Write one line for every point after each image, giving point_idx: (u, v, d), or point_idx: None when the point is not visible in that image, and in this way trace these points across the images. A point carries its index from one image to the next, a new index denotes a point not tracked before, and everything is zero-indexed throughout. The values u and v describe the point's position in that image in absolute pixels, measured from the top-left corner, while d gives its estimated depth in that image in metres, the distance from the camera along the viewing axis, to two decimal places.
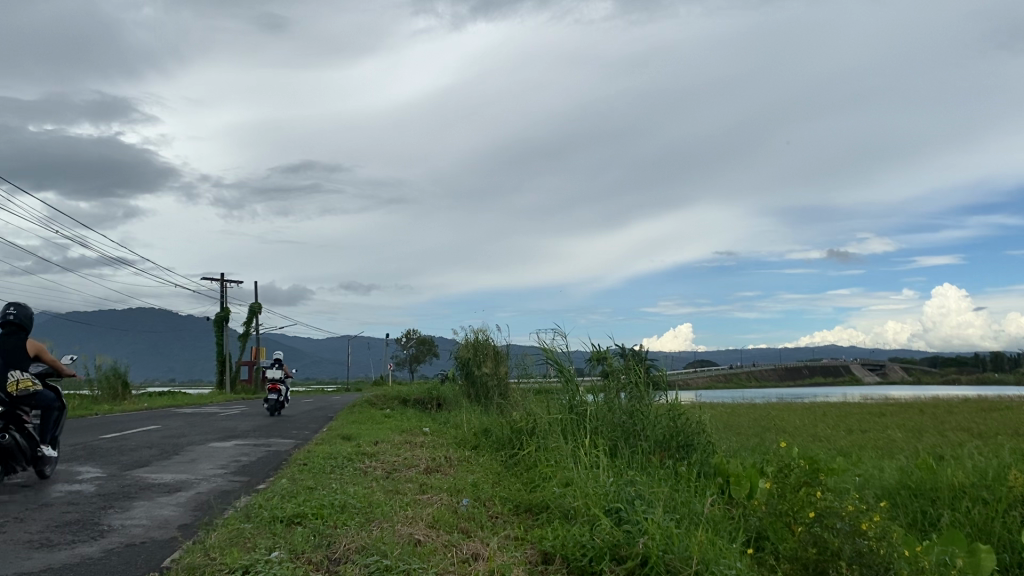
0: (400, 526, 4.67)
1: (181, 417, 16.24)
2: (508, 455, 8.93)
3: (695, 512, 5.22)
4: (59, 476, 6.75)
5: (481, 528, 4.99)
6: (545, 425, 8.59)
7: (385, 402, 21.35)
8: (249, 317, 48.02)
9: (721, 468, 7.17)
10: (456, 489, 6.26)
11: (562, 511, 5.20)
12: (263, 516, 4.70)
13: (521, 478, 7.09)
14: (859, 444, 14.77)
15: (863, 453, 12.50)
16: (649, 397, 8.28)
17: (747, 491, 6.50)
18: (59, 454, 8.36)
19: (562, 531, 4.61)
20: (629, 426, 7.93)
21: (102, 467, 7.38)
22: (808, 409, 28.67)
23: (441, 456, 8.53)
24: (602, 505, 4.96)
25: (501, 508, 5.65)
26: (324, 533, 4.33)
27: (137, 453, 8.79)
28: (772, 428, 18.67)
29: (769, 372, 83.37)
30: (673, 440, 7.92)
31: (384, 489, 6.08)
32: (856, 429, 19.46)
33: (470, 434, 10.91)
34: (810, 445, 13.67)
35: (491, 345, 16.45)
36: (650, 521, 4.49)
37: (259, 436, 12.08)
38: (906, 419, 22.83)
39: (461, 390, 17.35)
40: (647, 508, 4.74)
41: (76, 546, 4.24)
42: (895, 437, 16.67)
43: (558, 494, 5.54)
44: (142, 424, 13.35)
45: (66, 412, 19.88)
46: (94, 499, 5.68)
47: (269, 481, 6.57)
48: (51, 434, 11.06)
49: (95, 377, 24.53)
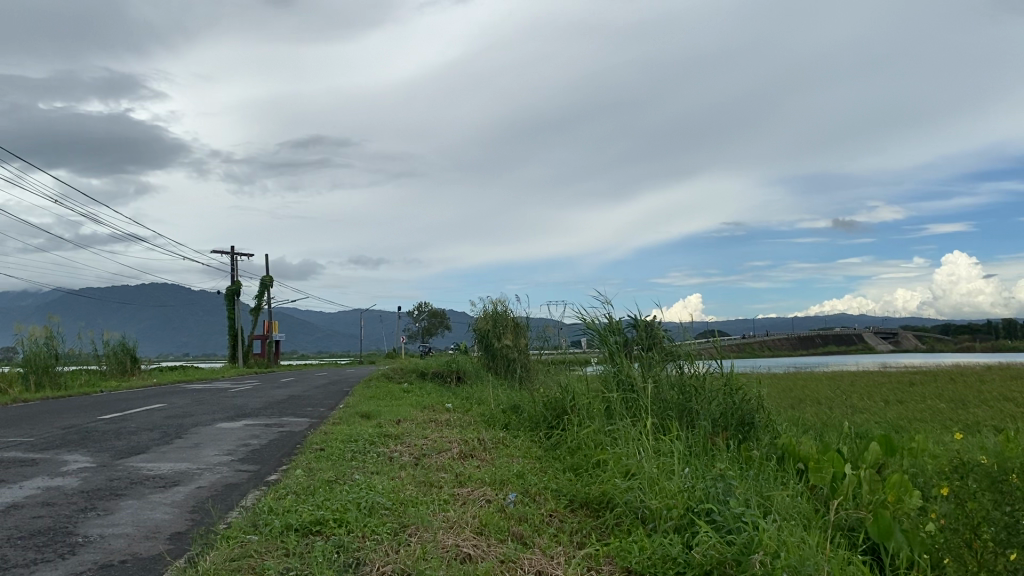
0: (443, 535, 3.77)
1: (189, 394, 15.49)
2: (545, 436, 8.05)
3: (795, 515, 4.35)
4: (39, 467, 5.87)
5: (540, 533, 4.10)
6: (586, 403, 7.67)
7: (402, 375, 20.53)
8: (260, 290, 47.20)
9: (791, 450, 6.27)
10: (499, 481, 5.34)
11: (635, 513, 4.31)
12: (273, 525, 3.79)
13: (568, 465, 6.20)
14: (910, 415, 13.87)
15: (921, 428, 11.56)
16: (702, 369, 7.36)
17: (831, 481, 5.57)
18: (48, 439, 7.48)
19: (646, 543, 3.70)
20: (682, 403, 7.04)
21: (92, 456, 6.48)
22: (835, 379, 27.58)
23: (471, 437, 7.63)
24: (687, 506, 4.08)
25: (556, 505, 4.77)
26: (351, 550, 3.47)
27: (134, 437, 7.90)
28: (809, 400, 17.69)
29: (784, 342, 82.49)
30: (731, 418, 7.04)
31: (416, 482, 5.20)
32: (894, 399, 18.41)
33: (498, 411, 10.01)
34: (860, 419, 12.69)
35: (511, 316, 15.46)
36: (761, 530, 3.62)
37: (271, 414, 11.20)
38: (942, 389, 21.86)
39: (481, 363, 16.47)
40: (748, 511, 3.86)
41: (37, 569, 3.34)
42: (944, 408, 15.62)
43: (623, 489, 4.65)
44: (146, 403, 12.44)
45: (71, 389, 19.13)
46: (73, 498, 4.78)
47: (280, 472, 5.70)
48: (47, 414, 10.20)
49: (102, 353, 23.70)
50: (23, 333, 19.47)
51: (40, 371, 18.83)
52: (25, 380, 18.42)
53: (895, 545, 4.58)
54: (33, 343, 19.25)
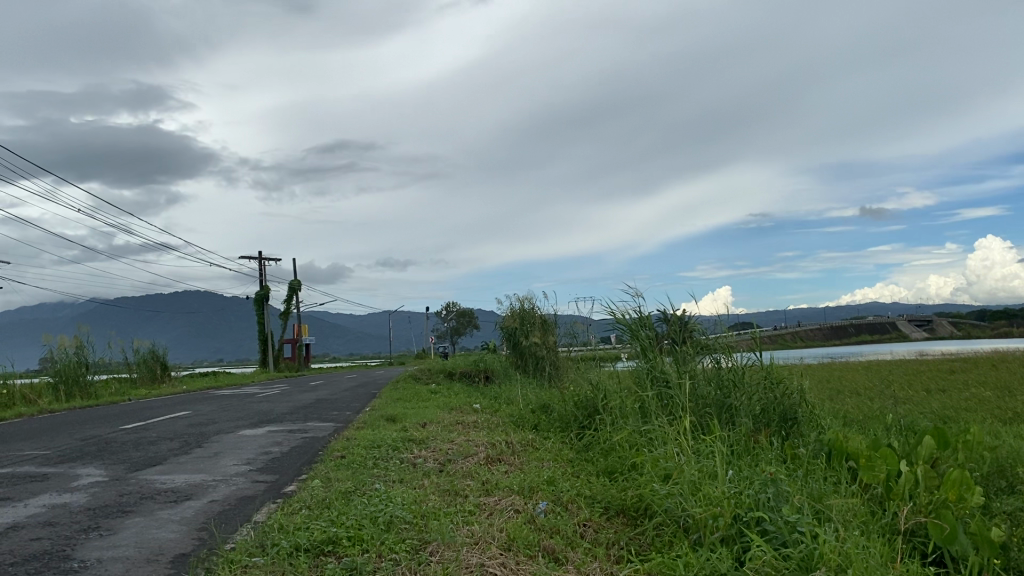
0: (467, 553, 3.43)
1: (215, 400, 15.36)
2: (577, 438, 7.68)
3: (853, 521, 3.96)
4: (49, 482, 5.63)
5: (573, 547, 3.75)
6: (618, 404, 7.30)
7: (430, 376, 20.27)
8: (288, 294, 47.27)
9: (839, 446, 5.84)
10: (529, 489, 4.99)
11: (677, 522, 3.95)
12: (281, 546, 3.48)
13: (601, 468, 5.84)
14: (956, 405, 13.31)
15: (969, 418, 11.05)
16: (740, 363, 6.95)
17: (886, 480, 5.13)
18: (65, 451, 7.27)
19: (694, 558, 3.34)
20: (720, 399, 6.64)
21: (105, 469, 6.24)
22: (873, 368, 26.87)
23: (499, 440, 7.30)
24: (734, 514, 3.71)
25: (590, 514, 4.41)
26: (365, 573, 3.16)
27: (153, 447, 7.69)
28: (848, 390, 17.15)
29: (816, 333, 81.30)
30: (773, 414, 6.66)
31: (439, 491, 4.88)
32: (937, 388, 17.80)
33: (528, 411, 9.69)
34: (904, 410, 12.18)
35: (538, 313, 15.11)
36: (821, 542, 3.23)
37: (295, 420, 10.95)
38: (985, 376, 21.21)
39: (509, 362, 16.14)
40: (804, 519, 3.48)
41: None
42: (989, 395, 15.10)
43: (662, 494, 4.29)
44: (171, 411, 12.26)
45: (101, 398, 19.11)
46: (77, 516, 4.52)
47: (297, 483, 5.41)
48: (70, 425, 10.05)
49: (131, 360, 23.74)
50: (53, 343, 19.50)
51: (70, 381, 18.83)
52: (54, 391, 18.43)
53: (959, 549, 4.16)
54: (63, 353, 19.23)
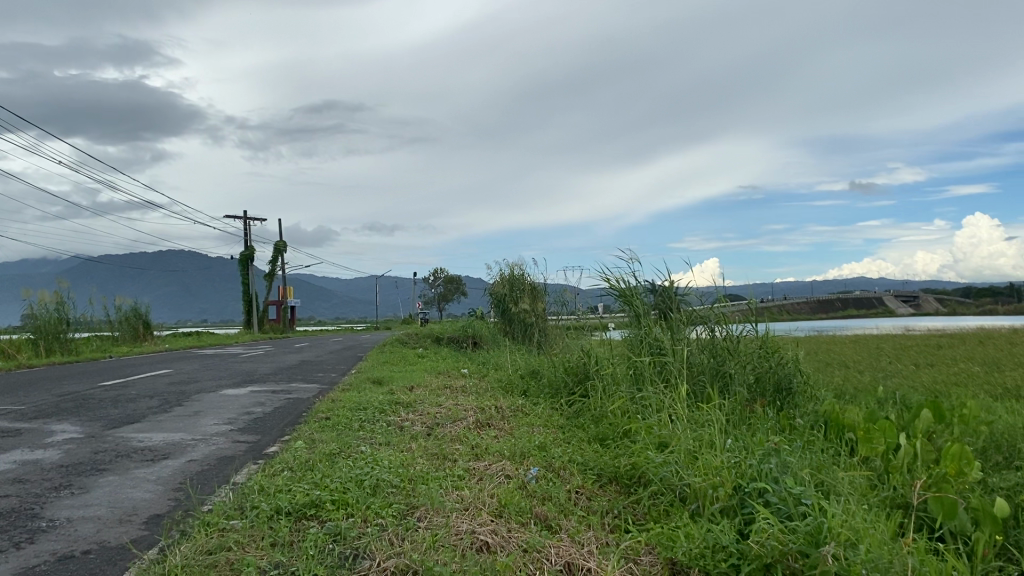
0: (457, 520, 3.26)
1: (198, 359, 15.15)
2: (567, 404, 7.54)
3: (855, 493, 3.83)
4: (21, 438, 5.43)
5: (568, 515, 3.59)
6: (609, 371, 7.12)
7: (418, 340, 20.15)
8: (274, 255, 46.80)
9: (835, 417, 5.73)
10: (520, 454, 4.82)
11: (674, 492, 3.81)
12: (261, 509, 3.30)
13: (592, 434, 5.70)
14: (945, 379, 13.32)
15: (958, 392, 11.04)
16: (734, 332, 6.79)
17: (884, 453, 5.01)
18: (40, 407, 7.07)
19: (695, 529, 3.19)
20: (715, 367, 6.50)
21: (81, 425, 6.04)
22: (859, 342, 26.96)
23: (488, 405, 7.14)
24: (736, 484, 3.56)
25: (583, 481, 4.26)
26: (350, 539, 2.99)
27: (132, 404, 7.49)
28: (837, 363, 17.13)
29: (802, 307, 81.73)
30: (768, 383, 6.56)
31: (427, 455, 4.70)
32: (924, 362, 17.88)
33: (516, 377, 9.56)
34: (893, 384, 12.14)
35: (528, 279, 14.93)
36: (829, 515, 3.09)
37: (279, 380, 10.77)
38: (971, 351, 21.30)
39: (497, 328, 16.00)
40: (809, 492, 3.34)
41: None
42: (976, 371, 15.13)
43: (658, 463, 4.14)
44: (152, 370, 12.03)
45: (81, 355, 18.85)
46: (48, 474, 4.32)
47: (280, 444, 5.23)
48: (48, 380, 9.84)
49: (114, 318, 23.40)
50: (33, 298, 19.14)
51: (50, 337, 18.53)
52: (34, 347, 18.15)
53: (960, 524, 4.04)
54: (44, 308, 18.89)
